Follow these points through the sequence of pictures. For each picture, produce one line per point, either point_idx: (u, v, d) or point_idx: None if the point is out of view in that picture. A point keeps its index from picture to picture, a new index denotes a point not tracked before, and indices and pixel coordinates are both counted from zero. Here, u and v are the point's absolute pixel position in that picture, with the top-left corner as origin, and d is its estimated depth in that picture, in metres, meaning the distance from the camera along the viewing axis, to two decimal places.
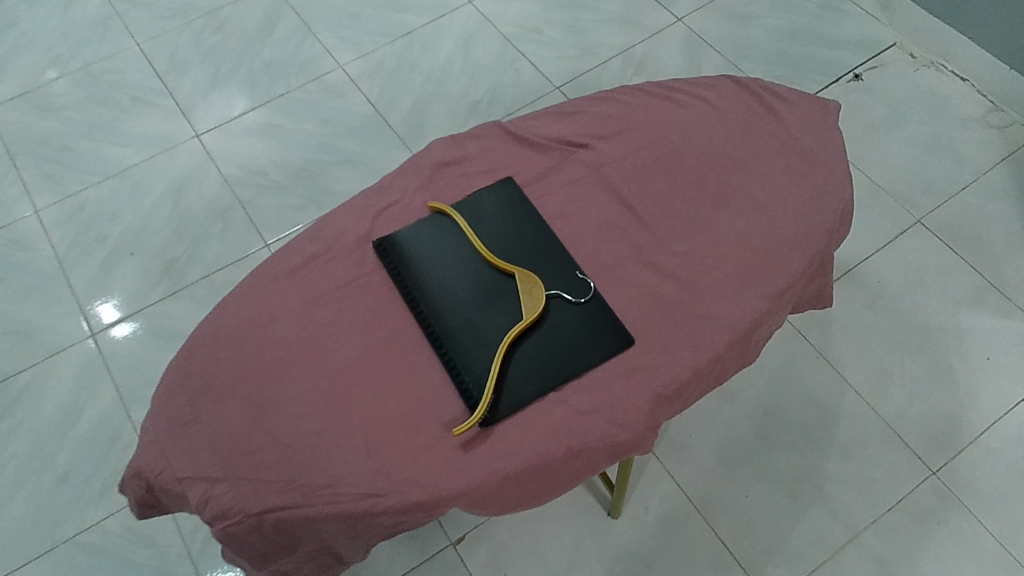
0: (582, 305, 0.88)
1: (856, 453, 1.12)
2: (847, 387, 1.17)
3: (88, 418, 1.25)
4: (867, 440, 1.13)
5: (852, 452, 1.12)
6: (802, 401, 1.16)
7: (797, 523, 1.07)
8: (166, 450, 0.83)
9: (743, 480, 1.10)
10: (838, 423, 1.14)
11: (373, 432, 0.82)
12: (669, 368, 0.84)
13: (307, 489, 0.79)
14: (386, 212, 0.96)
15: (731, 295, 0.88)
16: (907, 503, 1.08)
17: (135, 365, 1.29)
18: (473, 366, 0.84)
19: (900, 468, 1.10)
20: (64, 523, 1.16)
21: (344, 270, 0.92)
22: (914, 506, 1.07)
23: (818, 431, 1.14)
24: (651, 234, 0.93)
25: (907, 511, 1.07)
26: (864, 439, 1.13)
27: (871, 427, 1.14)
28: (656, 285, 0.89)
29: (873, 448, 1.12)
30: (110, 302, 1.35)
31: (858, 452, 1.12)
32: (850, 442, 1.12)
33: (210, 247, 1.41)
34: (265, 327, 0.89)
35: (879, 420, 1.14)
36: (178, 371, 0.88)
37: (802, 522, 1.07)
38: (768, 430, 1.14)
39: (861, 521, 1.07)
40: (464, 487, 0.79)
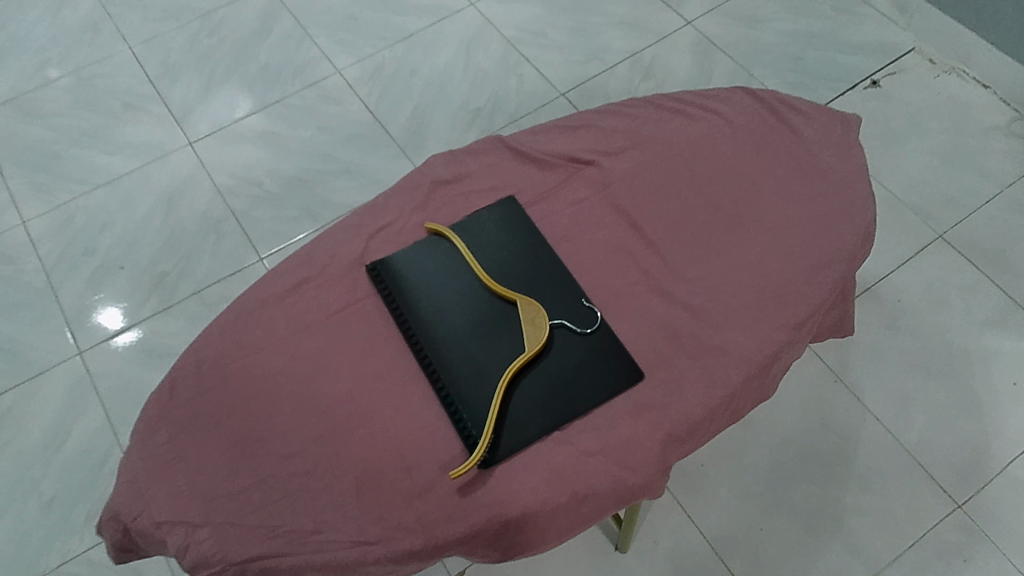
0: (589, 337, 0.82)
1: (876, 484, 1.06)
2: (866, 413, 1.12)
3: (75, 440, 1.20)
4: (888, 470, 1.07)
5: (872, 484, 1.06)
6: (819, 427, 1.11)
7: (815, 561, 1.02)
8: (145, 491, 0.78)
9: (756, 512, 1.05)
10: (856, 452, 1.09)
11: (365, 474, 0.77)
12: (681, 405, 0.79)
13: (294, 536, 0.74)
14: (381, 234, 0.91)
15: (747, 327, 0.83)
16: (931, 538, 1.02)
17: (124, 385, 1.25)
18: (472, 403, 0.79)
19: (923, 500, 1.05)
20: (49, 553, 1.12)
21: (336, 296, 0.87)
22: (938, 542, 1.02)
23: (836, 460, 1.08)
24: (661, 258, 0.87)
25: (930, 547, 1.02)
26: (885, 469, 1.07)
27: (892, 456, 1.08)
28: (667, 315, 0.83)
29: (895, 479, 1.07)
30: (112, 308, 1.32)
31: (878, 483, 1.06)
32: (870, 473, 1.07)
33: (203, 260, 1.36)
34: (252, 357, 0.84)
35: (900, 448, 1.09)
36: (159, 405, 0.83)
37: (820, 561, 1.02)
38: (782, 458, 1.09)
39: (882, 558, 1.01)
40: (461, 535, 0.74)
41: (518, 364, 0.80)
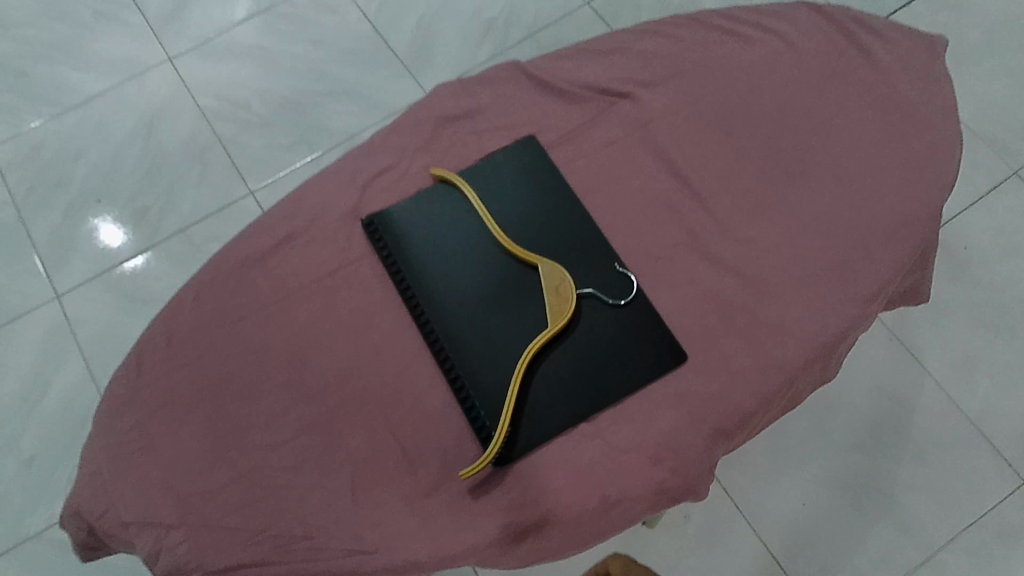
0: (623, 310, 0.70)
1: (933, 456, 0.96)
2: (925, 375, 1.00)
3: (55, 394, 1.11)
4: (947, 440, 0.96)
5: (928, 455, 0.96)
6: (870, 392, 0.99)
7: (862, 542, 0.92)
8: (111, 485, 0.68)
9: (799, 486, 0.95)
10: (912, 419, 0.98)
11: (362, 470, 0.66)
12: (730, 394, 0.68)
13: (280, 542, 0.64)
14: (378, 181, 0.77)
15: (808, 301, 0.71)
16: (992, 518, 0.92)
17: (105, 333, 1.14)
18: (486, 388, 0.68)
19: (985, 475, 0.94)
20: (31, 516, 1.04)
21: (327, 256, 0.74)
22: (1000, 522, 0.92)
23: (889, 429, 0.97)
24: (709, 215, 0.75)
25: (991, 528, 0.92)
26: (944, 440, 0.96)
27: (952, 425, 0.97)
28: (714, 285, 0.71)
29: (954, 451, 0.96)
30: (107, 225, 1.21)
31: (936, 455, 0.96)
32: (926, 443, 0.96)
33: (187, 194, 1.23)
34: (231, 329, 0.72)
35: (962, 417, 0.98)
36: (125, 384, 0.72)
37: (868, 542, 0.92)
38: (829, 426, 0.98)
39: (938, 539, 0.92)
40: (472, 543, 0.65)
41: (539, 342, 0.68)
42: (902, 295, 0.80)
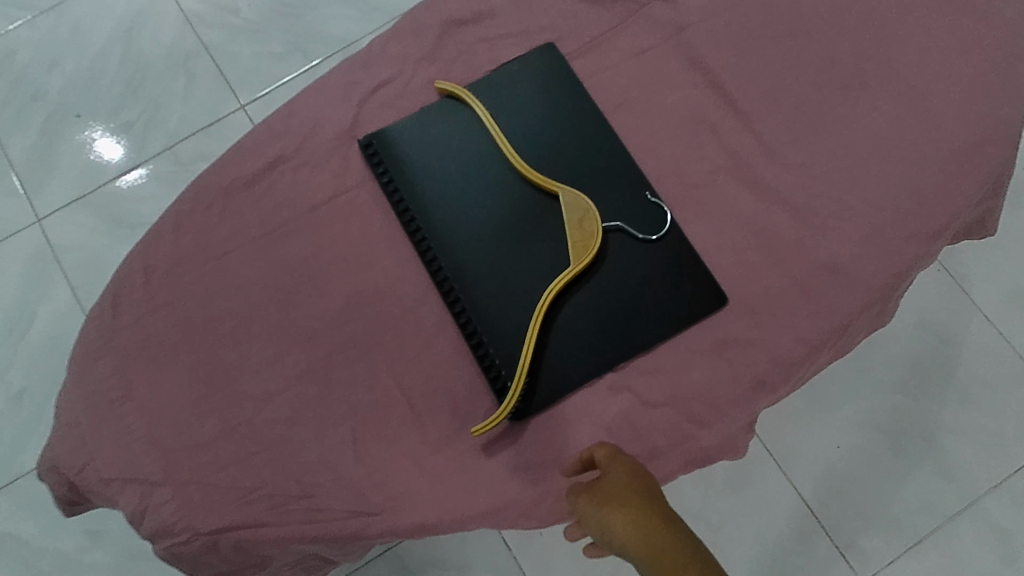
0: (654, 247, 0.62)
1: (979, 397, 0.90)
2: (974, 311, 0.92)
3: (42, 324, 1.05)
4: (995, 380, 0.90)
5: (975, 396, 0.90)
6: (913, 327, 0.92)
7: (900, 486, 0.87)
8: (89, 438, 0.62)
9: (833, 428, 0.89)
10: (959, 357, 0.91)
11: (364, 423, 0.60)
12: (777, 343, 0.61)
13: (277, 501, 0.59)
14: (376, 96, 0.68)
15: (866, 237, 0.63)
16: None
17: (92, 260, 1.07)
18: (502, 334, 0.61)
19: None
20: (23, 452, 1.00)
21: (321, 183, 0.66)
22: None
23: (933, 367, 0.91)
24: (754, 137, 0.66)
25: None
26: (992, 380, 0.90)
27: (1000, 363, 0.91)
28: (760, 218, 0.63)
29: (1002, 390, 0.90)
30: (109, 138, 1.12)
31: (982, 395, 0.90)
32: (973, 384, 0.90)
33: (173, 108, 1.13)
34: (216, 265, 0.65)
35: (1013, 355, 0.91)
36: (100, 326, 0.65)
37: (905, 486, 0.87)
38: (867, 365, 0.91)
39: (981, 485, 0.87)
40: (487, 506, 0.59)
41: (559, 282, 0.60)
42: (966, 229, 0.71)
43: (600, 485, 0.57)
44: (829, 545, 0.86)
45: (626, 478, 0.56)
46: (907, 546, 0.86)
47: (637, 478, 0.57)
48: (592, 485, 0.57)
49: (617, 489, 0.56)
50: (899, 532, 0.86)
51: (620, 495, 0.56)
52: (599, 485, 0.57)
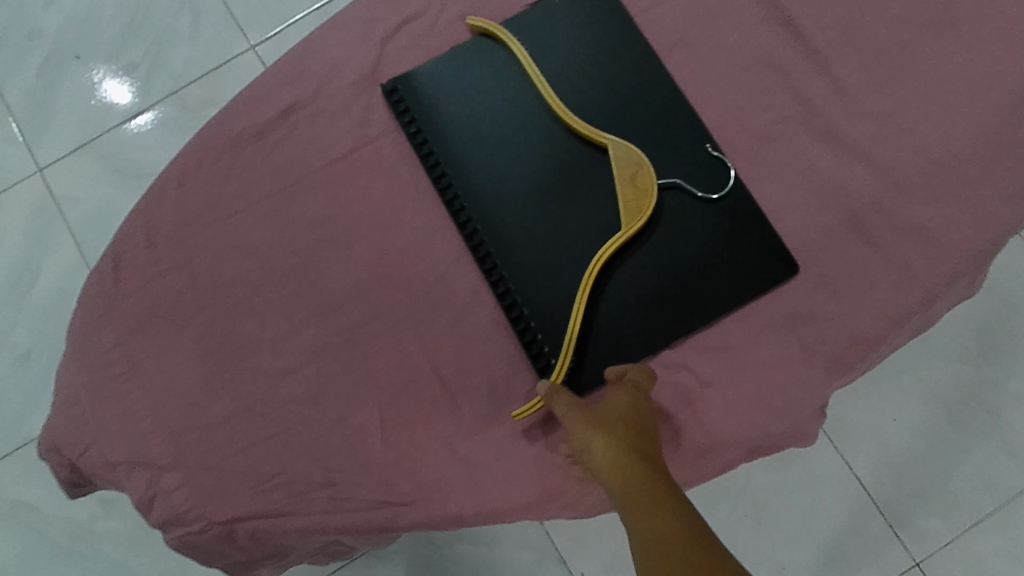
0: (716, 207, 0.55)
1: None
2: None
3: (46, 282, 0.99)
4: None
5: None
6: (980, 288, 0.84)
7: (961, 462, 0.81)
8: (92, 416, 0.56)
9: (890, 398, 0.83)
10: None
11: (392, 404, 0.54)
12: (854, 318, 0.54)
13: (297, 489, 0.54)
14: (401, 34, 0.60)
15: (959, 196, 0.55)
16: None
17: (97, 213, 1.01)
18: (545, 306, 0.54)
19: None
20: (31, 417, 0.95)
21: (341, 134, 0.59)
22: None
23: (1001, 333, 0.83)
24: (830, 82, 0.57)
25: None
26: None
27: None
28: (836, 174, 0.56)
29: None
30: (113, 80, 1.05)
31: None
32: None
33: (179, 48, 1.05)
34: (226, 226, 0.58)
35: None
36: (101, 293, 0.59)
37: (966, 462, 0.81)
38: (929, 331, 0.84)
39: None
40: (529, 496, 0.53)
41: (608, 249, 0.53)
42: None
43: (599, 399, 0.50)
44: (881, 523, 0.81)
45: (629, 398, 0.50)
46: (967, 525, 0.80)
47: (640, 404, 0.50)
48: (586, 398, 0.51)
49: (615, 407, 0.50)
50: (958, 511, 0.80)
51: (617, 413, 0.49)
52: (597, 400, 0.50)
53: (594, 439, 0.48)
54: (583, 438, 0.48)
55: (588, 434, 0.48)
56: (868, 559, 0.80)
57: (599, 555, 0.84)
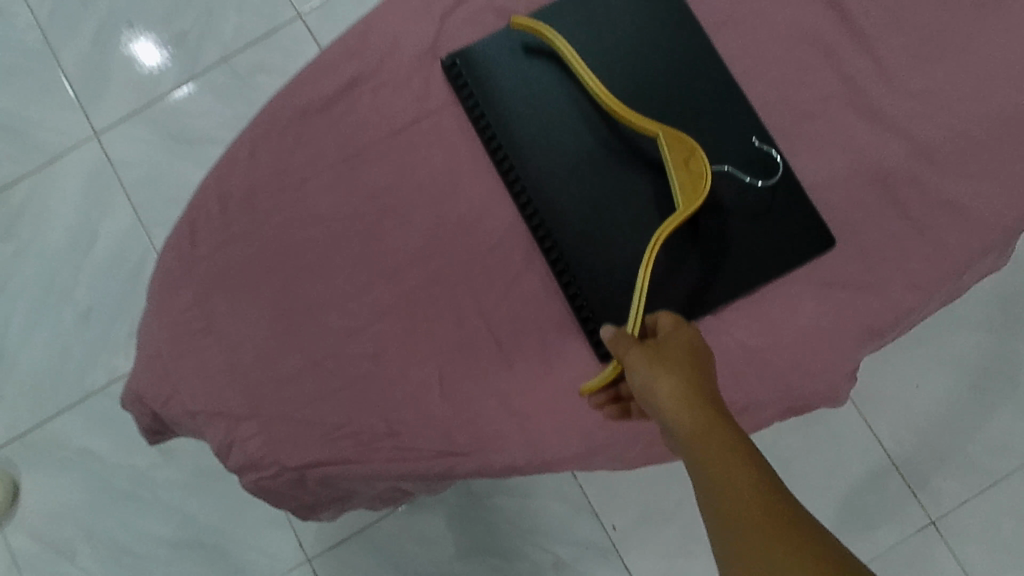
0: (761, 185, 0.57)
1: None
2: None
3: (105, 243, 1.04)
4: None
5: None
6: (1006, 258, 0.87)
7: (981, 428, 0.84)
8: (172, 369, 0.61)
9: (913, 363, 0.86)
10: None
11: (451, 361, 0.58)
12: (888, 288, 0.56)
13: (363, 439, 0.58)
14: (461, 11, 0.63)
15: (995, 173, 0.57)
16: None
17: (151, 176, 1.05)
18: (596, 271, 0.58)
19: None
20: (94, 370, 1.01)
21: (403, 107, 0.62)
22: None
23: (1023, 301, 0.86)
24: (872, 62, 0.60)
25: None
26: None
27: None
28: (876, 152, 0.58)
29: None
30: (145, 39, 1.09)
31: None
32: None
33: (228, 16, 1.08)
34: (295, 193, 0.62)
35: None
36: (178, 255, 0.63)
37: (985, 428, 0.84)
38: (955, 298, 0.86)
39: None
40: (578, 448, 0.58)
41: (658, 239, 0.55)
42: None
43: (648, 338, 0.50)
44: (900, 483, 0.84)
45: (678, 333, 0.49)
46: (983, 485, 0.84)
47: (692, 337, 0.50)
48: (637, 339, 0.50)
49: (666, 340, 0.49)
50: (976, 472, 0.84)
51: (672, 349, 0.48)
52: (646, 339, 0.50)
53: (654, 370, 0.46)
54: (642, 372, 0.47)
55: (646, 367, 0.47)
56: (886, 518, 0.84)
57: (628, 509, 0.91)
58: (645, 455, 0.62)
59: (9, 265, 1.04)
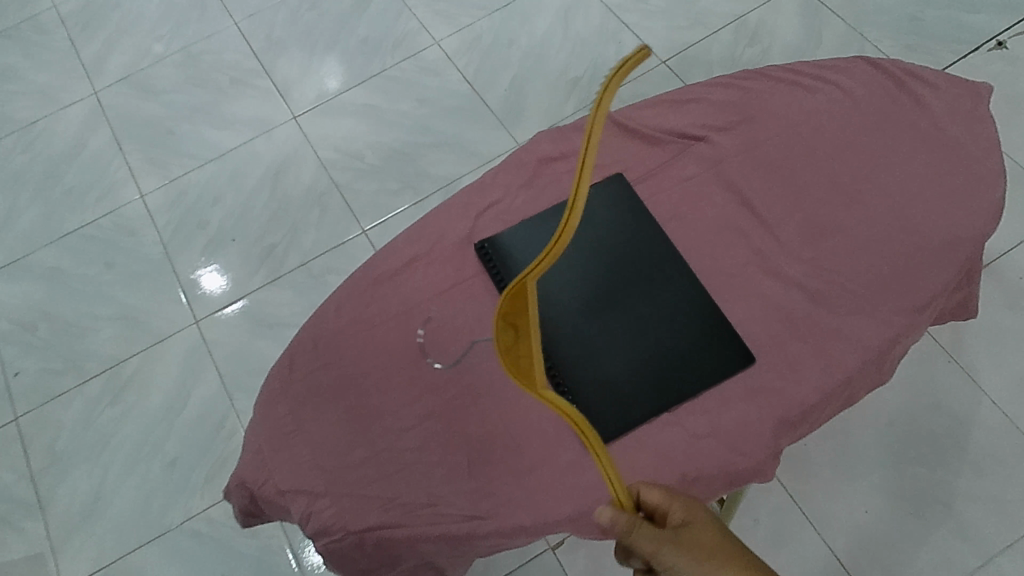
0: (697, 322, 0.81)
1: (988, 469, 1.05)
2: (983, 395, 1.10)
3: (194, 405, 1.27)
4: (1003, 455, 1.06)
5: (986, 467, 1.05)
6: (929, 409, 1.10)
7: (921, 545, 1.02)
8: (269, 460, 0.82)
9: (861, 494, 1.06)
10: (970, 435, 1.07)
11: (476, 451, 0.79)
12: (795, 390, 0.77)
13: (408, 508, 0.77)
14: (489, 212, 0.91)
15: (868, 309, 0.80)
16: None
17: (237, 353, 1.31)
18: (582, 384, 0.80)
19: None
20: (173, 510, 1.20)
21: (446, 275, 0.88)
22: None
23: (947, 443, 1.07)
24: (775, 238, 0.85)
25: None
26: (1000, 454, 1.06)
27: (1011, 441, 1.06)
28: (781, 299, 0.81)
29: (1012, 465, 1.05)
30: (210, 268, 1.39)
31: (992, 468, 1.05)
32: (983, 457, 1.06)
33: (308, 233, 1.40)
34: (365, 333, 0.85)
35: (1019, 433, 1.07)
36: (279, 379, 0.86)
37: (925, 546, 1.02)
38: (891, 440, 1.08)
39: (996, 545, 1.01)
40: (570, 513, 0.75)
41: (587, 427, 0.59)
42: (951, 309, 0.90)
43: (688, 534, 0.62)
44: None
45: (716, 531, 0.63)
46: None
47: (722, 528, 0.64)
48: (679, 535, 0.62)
49: (711, 542, 0.62)
50: None
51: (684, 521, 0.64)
52: (691, 538, 0.62)
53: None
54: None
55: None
56: None
57: None
58: None
59: (113, 424, 1.26)
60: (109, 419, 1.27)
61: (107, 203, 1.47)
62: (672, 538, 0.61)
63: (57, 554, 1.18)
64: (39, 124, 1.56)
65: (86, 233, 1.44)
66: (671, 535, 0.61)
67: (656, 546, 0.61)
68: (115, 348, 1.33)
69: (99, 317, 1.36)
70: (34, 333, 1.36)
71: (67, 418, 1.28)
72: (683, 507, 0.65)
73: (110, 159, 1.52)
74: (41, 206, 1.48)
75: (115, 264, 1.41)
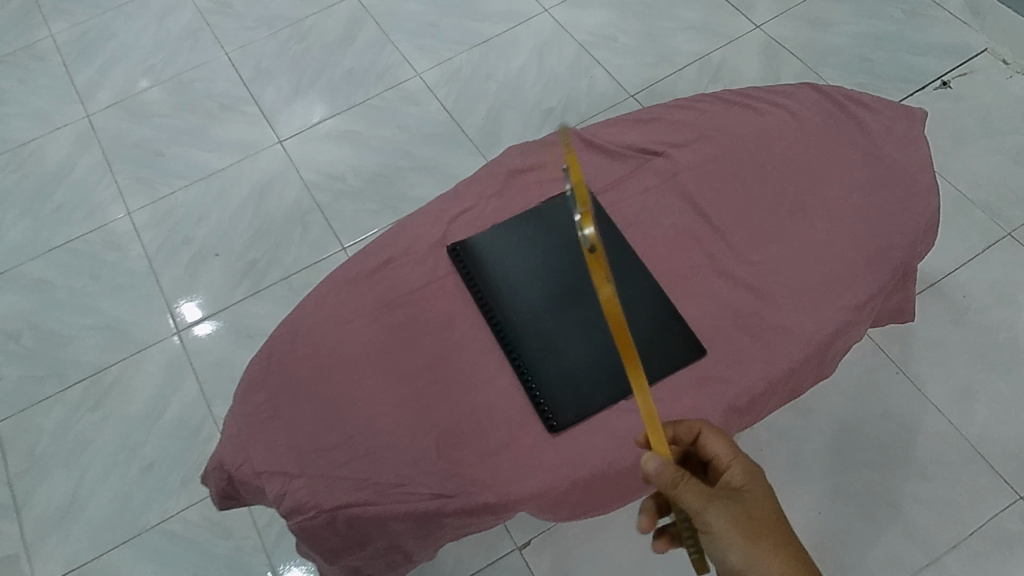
0: (654, 315, 0.87)
1: (934, 473, 1.17)
2: (929, 404, 1.22)
3: (173, 411, 1.31)
4: (949, 461, 1.18)
5: (932, 472, 1.17)
6: (881, 417, 1.22)
7: (874, 543, 1.13)
8: (246, 443, 0.86)
9: (814, 498, 1.17)
10: (917, 442, 1.20)
11: (445, 435, 0.83)
12: (742, 380, 0.83)
13: (379, 488, 0.80)
14: (461, 217, 0.96)
15: (810, 308, 0.87)
16: (990, 528, 1.12)
17: (218, 362, 1.35)
18: (545, 374, 0.85)
19: (984, 490, 1.15)
20: (149, 512, 1.23)
21: (419, 274, 0.92)
22: (998, 531, 1.12)
23: (897, 450, 1.19)
24: (727, 243, 0.91)
25: (989, 536, 1.12)
26: (946, 460, 1.18)
27: (953, 447, 1.19)
28: (730, 297, 0.88)
29: (953, 468, 1.17)
30: (192, 302, 1.41)
31: (937, 472, 1.17)
32: (929, 462, 1.18)
33: (290, 249, 1.45)
34: (340, 327, 0.89)
35: (962, 440, 1.19)
36: (259, 369, 0.90)
37: (878, 543, 1.13)
38: (843, 446, 1.20)
39: (943, 544, 1.12)
40: (531, 490, 0.80)
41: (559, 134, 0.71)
42: (890, 312, 1.03)
43: (742, 506, 0.66)
44: None
45: (771, 514, 0.66)
46: None
47: (775, 509, 0.67)
48: (733, 506, 0.65)
49: (765, 520, 0.66)
50: None
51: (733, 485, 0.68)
52: (745, 510, 0.65)
53: (755, 554, 0.63)
54: (744, 551, 0.63)
55: (748, 547, 0.63)
56: None
57: None
58: (579, 505, 0.86)
59: (92, 430, 1.29)
60: (88, 425, 1.30)
61: (95, 219, 1.52)
62: (721, 502, 0.65)
63: (31, 555, 1.20)
64: (31, 144, 1.62)
65: (72, 247, 1.49)
66: (720, 499, 0.65)
67: (703, 506, 0.64)
68: (96, 356, 1.36)
69: (82, 327, 1.40)
70: (17, 341, 1.39)
71: (47, 423, 1.30)
72: (744, 474, 0.70)
73: (99, 177, 1.57)
74: (29, 222, 1.52)
75: (100, 277, 1.45)
